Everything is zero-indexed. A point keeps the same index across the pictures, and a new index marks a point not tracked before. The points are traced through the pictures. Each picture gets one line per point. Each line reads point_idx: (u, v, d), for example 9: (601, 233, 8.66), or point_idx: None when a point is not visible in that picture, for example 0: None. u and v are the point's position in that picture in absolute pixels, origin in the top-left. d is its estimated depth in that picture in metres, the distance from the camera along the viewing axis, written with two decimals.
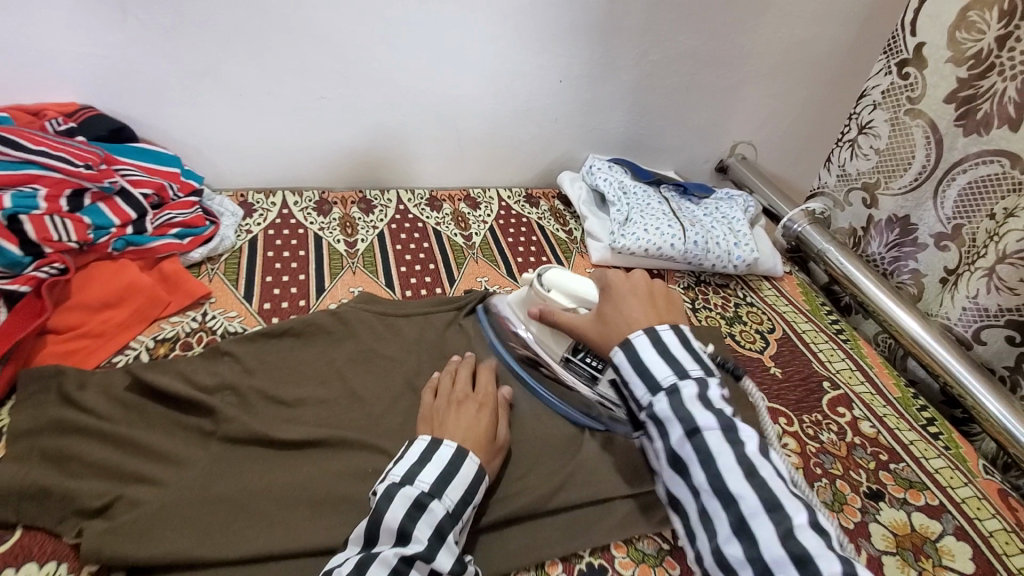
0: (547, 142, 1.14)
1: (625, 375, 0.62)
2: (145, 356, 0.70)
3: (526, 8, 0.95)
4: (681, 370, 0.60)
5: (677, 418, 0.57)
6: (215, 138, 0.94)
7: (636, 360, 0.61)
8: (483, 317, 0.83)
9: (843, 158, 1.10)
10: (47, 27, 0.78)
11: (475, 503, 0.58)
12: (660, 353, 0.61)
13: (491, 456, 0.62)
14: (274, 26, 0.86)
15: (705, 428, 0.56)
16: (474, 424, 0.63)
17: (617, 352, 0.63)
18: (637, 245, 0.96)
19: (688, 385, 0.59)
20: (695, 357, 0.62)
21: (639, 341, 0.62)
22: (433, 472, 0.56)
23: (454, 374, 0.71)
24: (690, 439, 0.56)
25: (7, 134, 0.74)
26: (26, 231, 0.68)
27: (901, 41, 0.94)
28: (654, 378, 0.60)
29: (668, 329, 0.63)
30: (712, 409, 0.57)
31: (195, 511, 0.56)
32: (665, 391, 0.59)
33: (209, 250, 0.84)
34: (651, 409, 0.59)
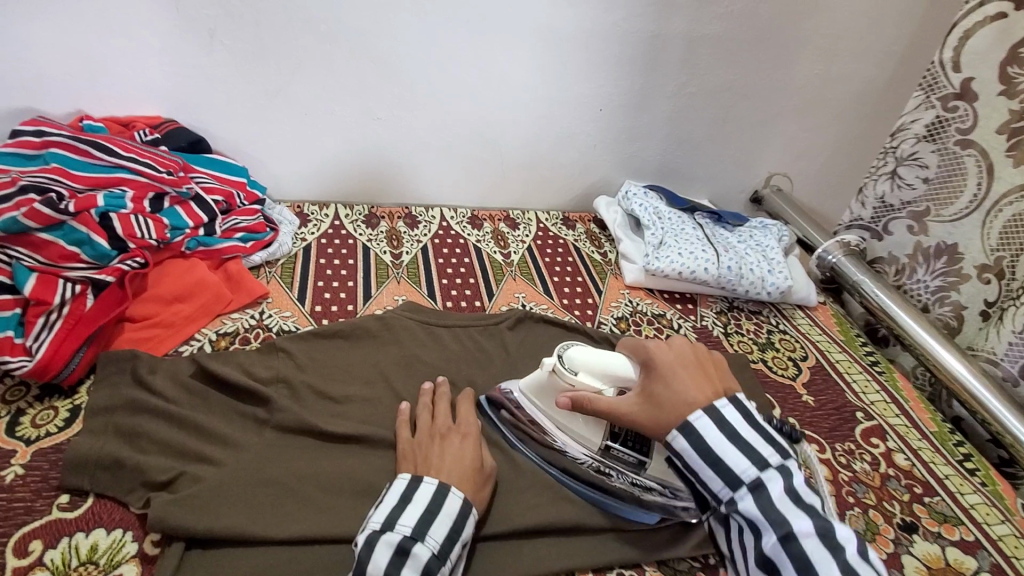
0: (586, 168, 1.19)
1: (693, 464, 0.58)
2: (208, 348, 0.76)
3: (572, 41, 1.01)
4: (759, 460, 0.56)
5: (767, 521, 0.53)
6: (278, 152, 1.02)
7: (705, 447, 0.57)
8: (487, 410, 0.74)
9: (881, 190, 1.11)
10: (143, 48, 0.87)
11: (463, 539, 0.57)
12: (730, 440, 0.57)
13: (479, 486, 0.62)
14: (342, 52, 0.94)
15: (800, 531, 0.52)
16: (458, 458, 0.63)
17: (677, 437, 0.58)
18: (672, 268, 0.99)
19: (771, 479, 0.55)
20: (769, 440, 0.58)
21: (705, 427, 0.58)
22: (413, 513, 0.55)
23: (432, 407, 0.70)
24: (784, 543, 0.52)
25: (104, 141, 0.82)
26: (114, 227, 0.75)
27: (943, 76, 0.96)
28: (732, 472, 0.56)
29: (734, 410, 0.59)
30: (802, 506, 0.54)
31: (250, 491, 0.60)
32: (747, 486, 0.55)
33: (268, 254, 0.90)
34: (733, 506, 0.56)
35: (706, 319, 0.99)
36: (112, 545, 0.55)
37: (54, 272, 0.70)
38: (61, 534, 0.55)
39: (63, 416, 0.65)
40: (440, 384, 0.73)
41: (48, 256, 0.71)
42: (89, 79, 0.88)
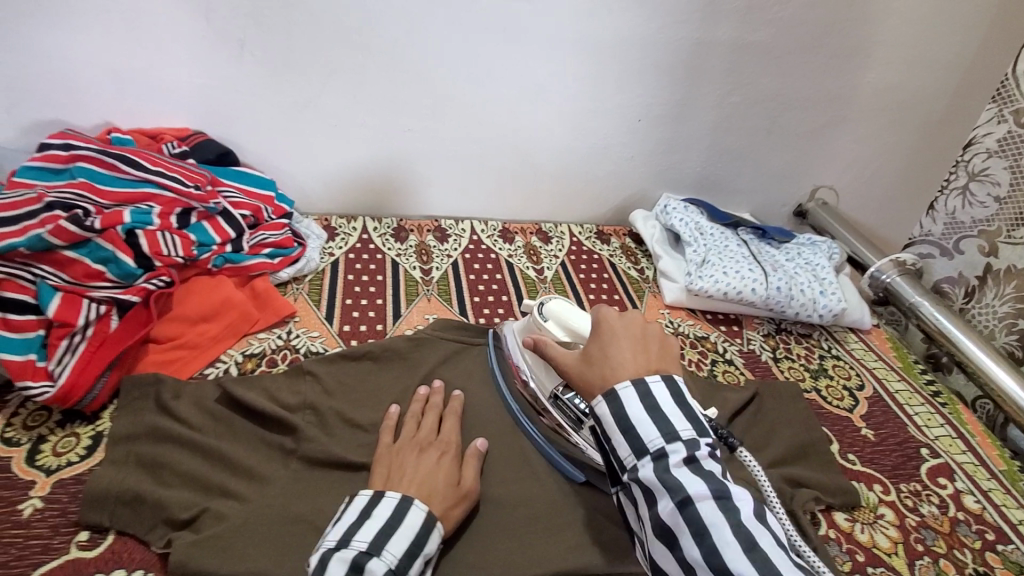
0: (622, 180, 1.14)
1: (606, 431, 0.51)
2: (234, 370, 0.73)
3: (612, 48, 0.96)
4: (669, 430, 0.49)
5: (664, 487, 0.47)
6: (307, 164, 0.99)
7: (620, 415, 0.50)
8: (490, 343, 0.81)
9: (951, 206, 1.07)
10: (173, 60, 0.85)
11: (427, 554, 0.53)
12: (647, 409, 0.50)
13: (452, 504, 0.58)
14: (375, 62, 0.91)
15: (697, 496, 0.46)
16: (432, 473, 0.60)
17: (599, 403, 0.52)
18: (716, 287, 0.93)
19: (677, 449, 0.48)
20: (688, 415, 0.50)
21: (624, 394, 0.51)
22: (371, 528, 0.52)
23: (419, 418, 0.68)
24: (680, 510, 0.46)
25: (131, 154, 0.80)
26: (140, 244, 0.73)
27: (1015, 89, 0.94)
28: (639, 440, 0.49)
29: (659, 381, 0.51)
30: (704, 474, 0.47)
31: (276, 530, 0.56)
32: (651, 454, 0.48)
33: (296, 271, 0.87)
34: (635, 475, 0.49)
35: (753, 343, 0.93)
36: None
37: (78, 291, 0.68)
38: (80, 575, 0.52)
39: (85, 443, 0.62)
40: (436, 390, 0.72)
41: (73, 275, 0.69)
42: (119, 91, 0.86)
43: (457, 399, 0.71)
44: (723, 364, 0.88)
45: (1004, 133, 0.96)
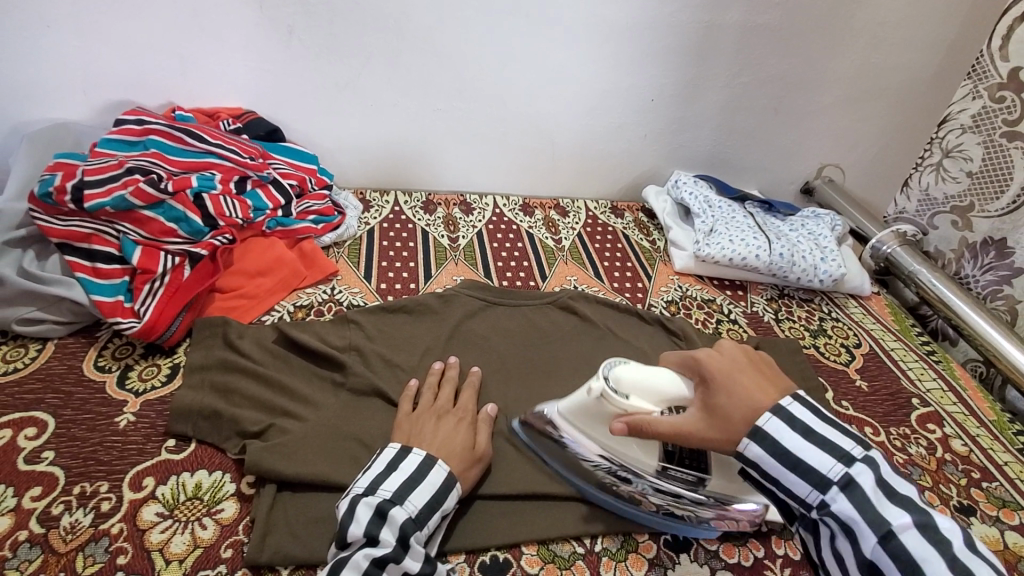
0: (635, 158, 1.21)
1: (770, 471, 0.53)
2: (287, 317, 0.82)
3: (626, 33, 1.03)
4: (842, 454, 0.52)
5: (864, 520, 0.49)
6: (345, 142, 1.09)
7: (782, 451, 0.53)
8: (522, 433, 0.71)
9: (925, 182, 1.16)
10: (230, 46, 0.95)
11: (445, 509, 0.59)
12: (805, 436, 0.53)
13: (468, 465, 0.63)
14: (407, 47, 0.99)
15: (899, 526, 0.48)
16: (450, 437, 0.65)
17: (750, 445, 0.54)
18: (723, 254, 1.00)
19: (860, 472, 0.51)
20: (846, 431, 0.54)
21: (773, 427, 0.53)
22: (396, 480, 0.58)
23: (437, 387, 0.72)
24: (884, 543, 0.48)
25: (194, 128, 0.90)
26: (207, 206, 0.82)
27: (991, 65, 1.00)
28: (818, 472, 0.51)
29: (798, 405, 0.55)
30: (898, 499, 0.49)
31: (333, 443, 0.66)
32: (836, 484, 0.51)
33: (336, 236, 0.97)
34: (826, 510, 0.51)
35: (757, 306, 1.00)
36: (213, 484, 0.61)
37: (155, 245, 0.78)
38: (170, 472, 0.61)
39: (165, 371, 0.72)
40: (451, 365, 0.76)
41: (150, 231, 0.79)
42: (180, 74, 0.96)
43: (474, 374, 0.76)
44: (728, 323, 0.95)
45: (977, 109, 1.03)
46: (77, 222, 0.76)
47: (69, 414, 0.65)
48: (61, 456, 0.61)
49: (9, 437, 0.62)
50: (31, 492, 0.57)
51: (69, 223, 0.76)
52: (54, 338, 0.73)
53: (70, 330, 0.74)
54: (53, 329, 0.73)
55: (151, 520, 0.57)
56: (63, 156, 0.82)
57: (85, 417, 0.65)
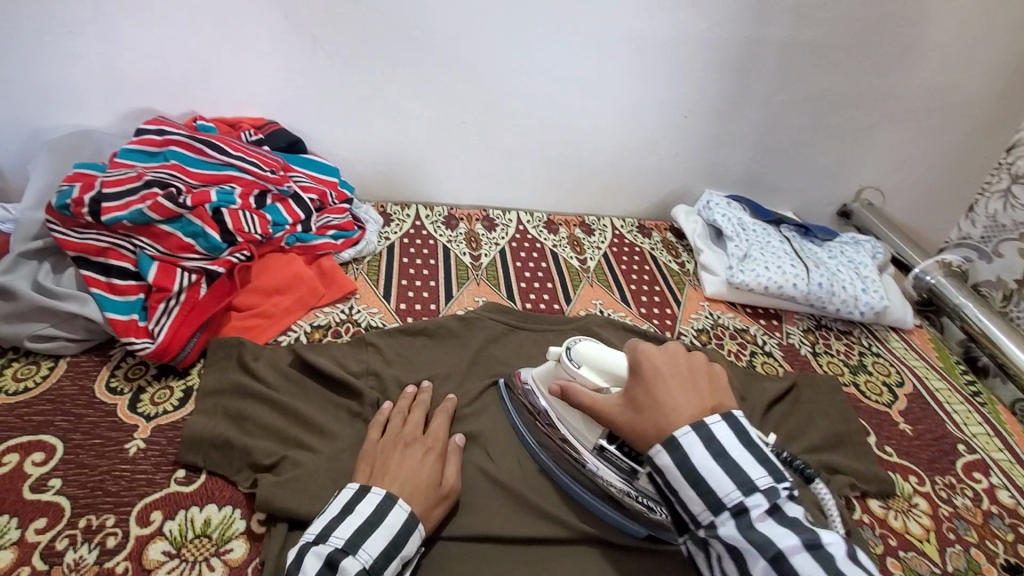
0: (666, 176, 1.17)
1: (673, 485, 0.50)
2: (304, 339, 0.80)
3: (660, 48, 0.99)
4: (743, 481, 0.48)
5: (752, 545, 0.46)
6: (368, 154, 1.06)
7: (687, 466, 0.49)
8: (505, 394, 0.75)
9: (993, 209, 1.10)
10: (255, 55, 0.92)
11: (405, 555, 0.54)
12: (714, 456, 0.48)
13: (432, 504, 0.59)
14: (434, 58, 0.96)
15: (788, 550, 0.45)
16: (415, 471, 0.60)
17: (659, 453, 0.50)
18: (757, 281, 0.95)
19: (756, 500, 0.47)
20: (761, 458, 0.49)
21: (685, 440, 0.50)
22: (349, 526, 0.53)
23: (406, 413, 0.68)
24: (773, 565, 0.45)
25: (216, 140, 0.87)
26: (226, 222, 0.80)
27: None
28: (715, 495, 0.48)
29: (716, 420, 0.51)
30: (786, 522, 0.46)
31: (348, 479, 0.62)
32: (731, 509, 0.47)
33: (356, 252, 0.94)
34: (715, 532, 0.48)
35: (792, 337, 0.95)
36: (223, 521, 0.58)
37: (172, 261, 0.76)
38: (179, 506, 0.59)
39: (178, 395, 0.69)
40: (423, 388, 0.72)
41: (168, 247, 0.76)
42: (203, 82, 0.94)
43: (449, 399, 0.72)
44: (762, 356, 0.91)
45: None
46: (93, 235, 0.74)
47: (78, 439, 0.62)
48: (68, 485, 0.58)
49: (17, 462, 0.59)
50: (35, 524, 0.55)
51: (86, 236, 0.74)
52: (66, 356, 0.71)
53: (83, 347, 0.72)
54: (66, 347, 0.70)
55: (157, 560, 0.54)
56: (82, 167, 0.80)
57: (95, 443, 0.62)
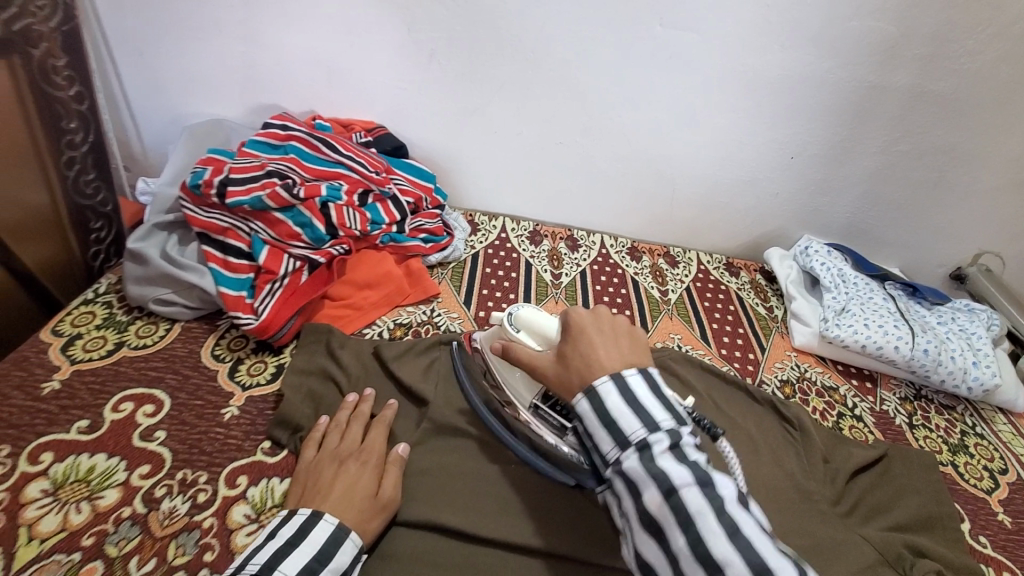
0: (762, 216, 1.13)
1: (588, 427, 0.49)
2: (386, 334, 0.84)
3: (771, 86, 0.96)
4: (649, 420, 0.46)
5: (649, 476, 0.44)
6: (465, 165, 1.10)
7: (601, 409, 0.48)
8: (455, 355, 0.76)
9: None
10: (377, 65, 0.99)
11: (336, 567, 0.52)
12: (625, 399, 0.48)
13: (369, 517, 0.57)
14: (541, 79, 0.98)
15: (681, 484, 0.43)
16: (349, 487, 0.59)
17: (579, 399, 0.49)
18: (854, 339, 0.90)
19: (659, 437, 0.45)
20: (666, 404, 0.48)
21: (604, 387, 0.48)
22: (266, 549, 0.50)
23: (342, 426, 0.66)
24: (666, 500, 0.43)
25: (331, 139, 0.93)
26: (331, 216, 0.85)
27: None
28: (620, 431, 0.46)
29: (636, 373, 0.49)
30: (688, 461, 0.45)
31: (410, 480, 0.65)
32: (634, 445, 0.46)
33: (443, 257, 0.97)
34: (619, 468, 0.46)
35: (887, 404, 0.88)
36: None
37: (281, 247, 0.82)
38: (262, 474, 0.62)
39: (270, 370, 0.74)
40: (366, 398, 0.70)
41: (278, 233, 0.82)
42: (326, 85, 1.02)
43: (390, 407, 0.70)
44: (851, 420, 0.85)
45: None
46: (217, 215, 0.82)
47: (183, 398, 0.68)
48: (171, 439, 0.64)
49: (131, 410, 0.66)
50: (140, 470, 0.61)
51: (211, 215, 0.81)
52: (180, 321, 0.78)
53: (195, 315, 0.79)
54: (180, 312, 0.78)
55: (239, 522, 0.58)
56: (215, 153, 0.89)
57: (195, 403, 0.68)
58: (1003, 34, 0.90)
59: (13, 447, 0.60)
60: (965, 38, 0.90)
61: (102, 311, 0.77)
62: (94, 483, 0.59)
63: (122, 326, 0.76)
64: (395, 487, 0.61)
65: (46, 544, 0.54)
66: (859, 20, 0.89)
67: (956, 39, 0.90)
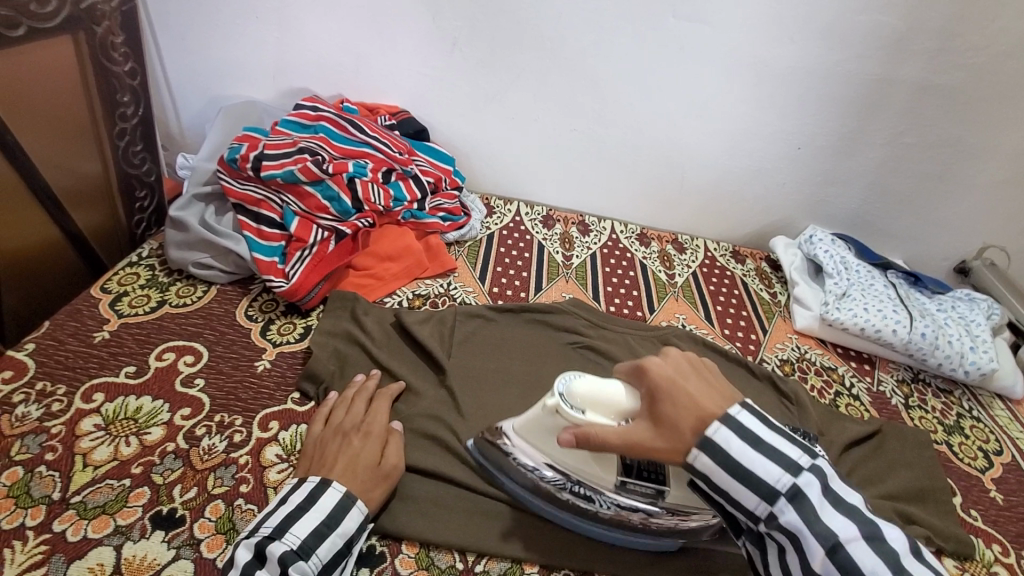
0: (769, 206, 1.16)
1: (723, 482, 0.51)
2: (406, 304, 0.89)
3: (780, 77, 1.00)
4: (789, 463, 0.50)
5: (811, 531, 0.47)
6: (483, 150, 1.15)
7: (734, 462, 0.50)
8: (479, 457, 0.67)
9: None
10: (402, 52, 1.04)
11: (343, 531, 0.56)
12: (754, 445, 0.50)
13: (373, 484, 0.60)
14: (558, 67, 1.03)
15: (845, 536, 0.47)
16: (353, 457, 0.61)
17: (698, 454, 0.51)
18: (854, 322, 0.93)
19: (806, 481, 0.49)
20: (791, 439, 0.52)
21: (722, 435, 0.51)
22: (278, 514, 0.54)
23: (349, 401, 0.69)
24: (831, 554, 0.46)
25: (358, 120, 0.99)
26: (357, 190, 0.90)
27: None
28: (766, 484, 0.49)
29: (742, 409, 0.52)
30: (842, 507, 0.48)
31: (428, 431, 0.70)
32: (783, 495, 0.49)
33: (460, 235, 1.02)
34: (772, 522, 0.49)
35: (884, 385, 0.92)
36: None
37: (310, 218, 0.88)
38: (292, 421, 0.68)
39: (298, 330, 0.80)
40: (371, 376, 0.73)
41: (307, 205, 0.88)
42: (354, 71, 1.07)
43: (394, 384, 0.73)
44: (848, 398, 0.88)
45: None
46: (251, 187, 0.87)
47: (219, 351, 0.74)
48: (209, 387, 0.69)
49: (173, 360, 0.72)
50: (182, 411, 0.66)
51: (246, 187, 0.87)
52: (216, 285, 0.84)
53: (230, 279, 0.84)
54: (217, 276, 0.83)
55: (271, 460, 0.63)
56: (250, 130, 0.95)
57: (231, 356, 0.74)
58: (1006, 30, 0.92)
59: (69, 387, 0.66)
60: (970, 33, 0.93)
61: (145, 273, 0.83)
62: (141, 421, 0.65)
63: (163, 287, 0.82)
64: (400, 457, 0.64)
65: (99, 471, 0.60)
66: (866, 15, 0.92)
67: (961, 35, 0.93)
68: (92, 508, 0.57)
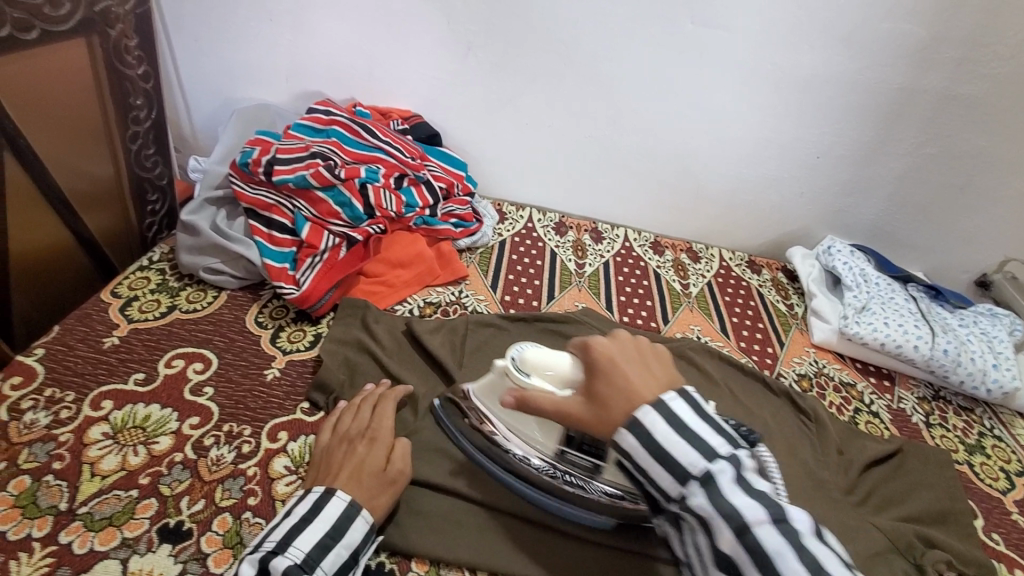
0: (786, 215, 1.14)
1: (639, 464, 0.45)
2: (417, 312, 0.88)
3: (800, 84, 0.98)
4: (708, 448, 0.44)
5: (720, 515, 0.42)
6: (496, 155, 1.14)
7: (652, 443, 0.45)
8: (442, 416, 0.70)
9: None
10: (416, 55, 1.03)
11: (348, 543, 0.54)
12: (676, 429, 0.45)
13: (377, 493, 0.58)
14: (574, 73, 1.02)
15: (753, 520, 0.41)
16: (358, 465, 0.60)
17: (623, 435, 0.46)
18: (873, 336, 0.91)
19: (722, 468, 0.43)
20: (718, 428, 0.46)
21: (649, 418, 0.45)
22: (281, 527, 0.53)
23: (355, 407, 0.67)
24: (739, 539, 0.41)
25: (371, 125, 0.98)
26: (368, 196, 0.90)
27: None
28: (680, 467, 0.44)
29: (676, 397, 0.47)
30: (754, 491, 0.42)
31: (438, 445, 0.69)
32: (696, 480, 0.43)
33: (472, 242, 1.01)
34: (684, 505, 0.44)
35: (905, 403, 0.89)
36: None
37: (321, 224, 0.87)
38: (301, 431, 0.67)
39: (308, 338, 0.79)
40: (381, 384, 0.71)
41: (319, 211, 0.87)
42: (368, 74, 1.06)
43: (403, 388, 0.72)
44: (867, 415, 0.86)
45: None
46: (263, 192, 0.87)
47: (229, 359, 0.73)
48: (218, 395, 0.69)
49: (182, 367, 0.71)
50: (191, 420, 0.65)
51: (257, 191, 0.87)
52: (226, 290, 0.83)
53: (241, 285, 0.84)
54: (228, 282, 0.83)
55: (279, 472, 0.62)
56: (263, 134, 0.94)
57: (240, 363, 0.73)
58: None
59: (78, 393, 0.66)
60: (997, 42, 0.91)
61: (155, 277, 0.83)
62: (149, 429, 0.64)
63: (173, 292, 0.81)
64: (406, 464, 0.62)
65: (107, 480, 0.59)
66: (891, 22, 0.90)
67: (988, 43, 0.91)
68: (98, 519, 0.56)
